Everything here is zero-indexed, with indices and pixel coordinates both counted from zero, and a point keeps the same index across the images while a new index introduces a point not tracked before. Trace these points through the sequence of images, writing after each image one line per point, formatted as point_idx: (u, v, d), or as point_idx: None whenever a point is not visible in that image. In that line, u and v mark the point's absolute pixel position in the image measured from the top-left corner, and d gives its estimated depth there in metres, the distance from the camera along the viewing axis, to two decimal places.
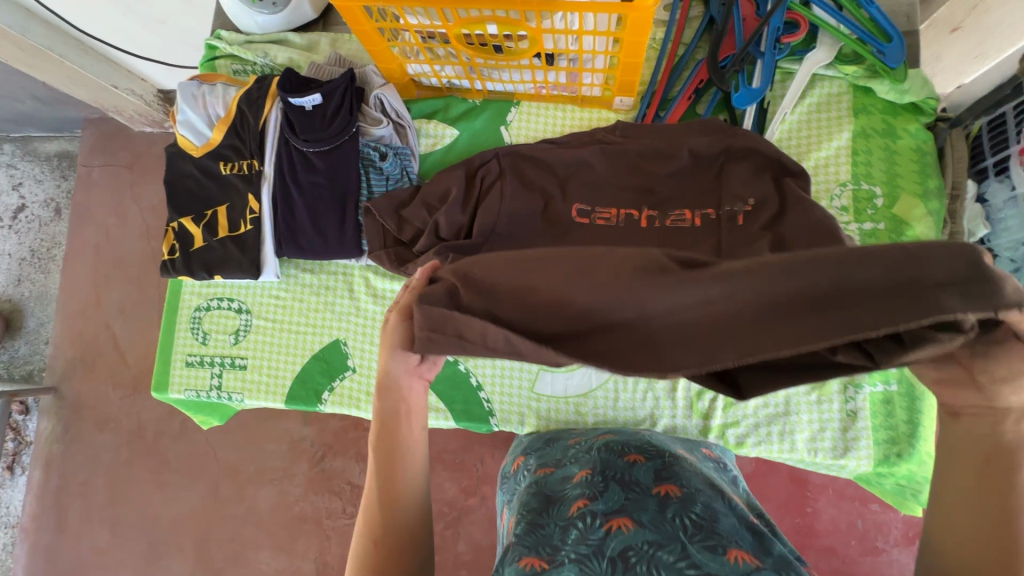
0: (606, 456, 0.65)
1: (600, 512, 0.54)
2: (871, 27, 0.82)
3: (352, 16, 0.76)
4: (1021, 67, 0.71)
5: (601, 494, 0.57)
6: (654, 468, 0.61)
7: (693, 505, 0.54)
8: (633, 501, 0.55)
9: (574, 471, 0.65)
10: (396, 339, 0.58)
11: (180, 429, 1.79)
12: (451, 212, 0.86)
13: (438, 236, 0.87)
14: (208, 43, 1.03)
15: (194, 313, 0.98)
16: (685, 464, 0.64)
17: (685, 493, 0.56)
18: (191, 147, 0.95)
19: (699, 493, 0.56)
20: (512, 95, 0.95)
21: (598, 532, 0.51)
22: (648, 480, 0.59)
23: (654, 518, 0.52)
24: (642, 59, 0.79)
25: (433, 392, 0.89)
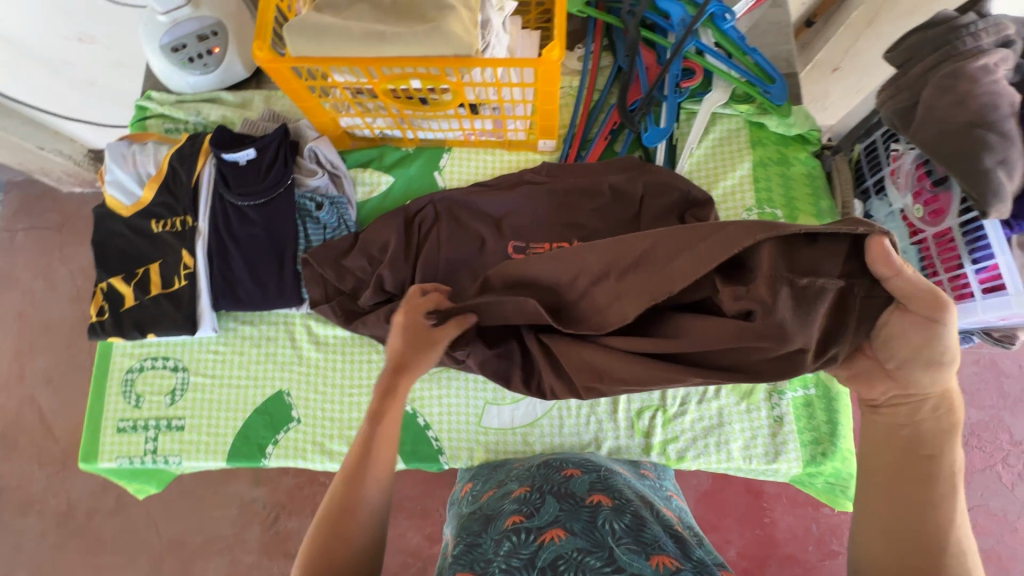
0: (545, 474, 0.69)
1: (534, 526, 0.56)
2: (757, 71, 0.92)
3: (281, 76, 0.80)
4: (880, 106, 0.82)
5: (538, 510, 0.60)
6: (588, 482, 0.65)
7: (623, 515, 0.57)
8: (566, 513, 0.58)
9: (512, 489, 0.68)
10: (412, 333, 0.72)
11: (116, 503, 1.66)
12: (395, 264, 0.89)
13: (383, 289, 0.88)
14: (139, 104, 1.04)
15: (126, 375, 0.94)
16: (618, 477, 0.67)
17: (617, 503, 0.59)
18: (121, 207, 0.95)
19: (629, 504, 0.59)
20: (443, 142, 1.00)
21: (531, 546, 0.53)
22: (582, 492, 0.62)
23: (585, 527, 0.55)
24: (557, 106, 0.86)
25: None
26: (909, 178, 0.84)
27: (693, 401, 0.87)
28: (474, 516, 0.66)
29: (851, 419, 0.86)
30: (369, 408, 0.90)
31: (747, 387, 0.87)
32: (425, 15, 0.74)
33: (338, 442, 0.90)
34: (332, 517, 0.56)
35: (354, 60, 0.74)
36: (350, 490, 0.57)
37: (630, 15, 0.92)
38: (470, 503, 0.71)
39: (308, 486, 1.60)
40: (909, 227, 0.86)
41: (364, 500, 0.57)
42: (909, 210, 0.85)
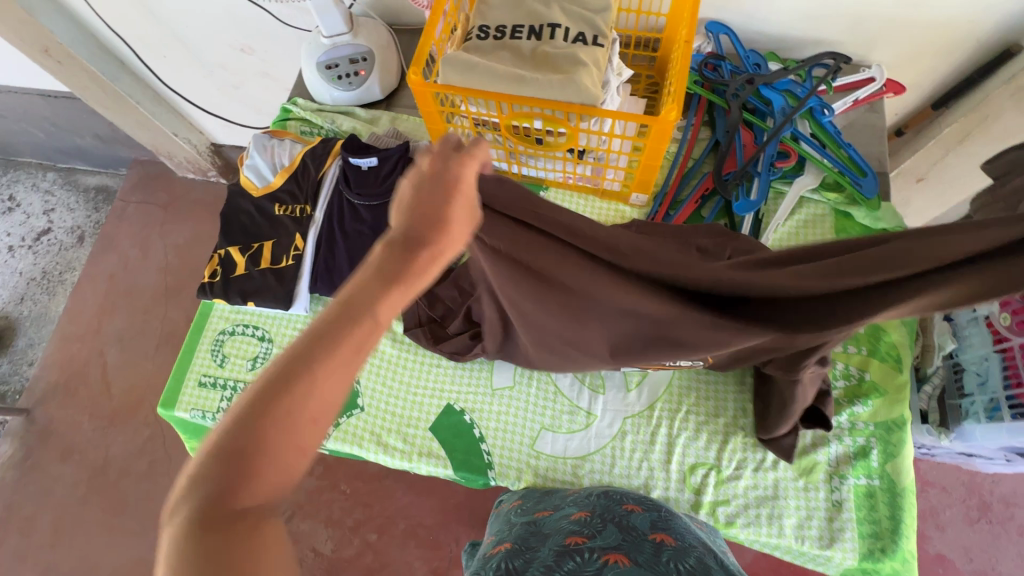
0: (607, 503, 0.70)
1: (598, 547, 0.57)
2: (849, 164, 0.99)
3: (423, 99, 0.91)
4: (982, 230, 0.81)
5: (600, 535, 0.61)
6: (650, 519, 0.66)
7: (688, 556, 0.57)
8: (629, 542, 0.59)
9: (572, 512, 0.70)
10: (462, 184, 0.48)
11: (148, 469, 1.72)
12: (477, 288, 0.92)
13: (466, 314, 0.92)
14: (284, 106, 1.20)
15: (218, 336, 1.03)
16: (680, 522, 0.68)
17: (679, 545, 0.60)
18: (252, 187, 1.07)
19: (693, 549, 0.60)
20: (542, 181, 1.09)
21: (595, 563, 0.54)
22: (645, 528, 0.63)
23: (649, 559, 0.55)
24: (660, 162, 0.92)
25: (437, 438, 0.92)
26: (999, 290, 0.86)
27: (749, 468, 0.86)
28: (532, 528, 0.68)
29: (915, 522, 0.82)
30: (430, 410, 0.94)
31: (808, 464, 0.86)
32: (558, 67, 0.84)
33: (395, 437, 0.93)
34: (249, 416, 0.39)
35: (491, 94, 0.84)
36: (285, 387, 0.40)
37: (735, 97, 1.01)
38: (524, 515, 0.73)
39: (328, 491, 1.60)
40: (995, 333, 0.86)
41: (320, 409, 0.42)
42: (995, 317, 0.86)
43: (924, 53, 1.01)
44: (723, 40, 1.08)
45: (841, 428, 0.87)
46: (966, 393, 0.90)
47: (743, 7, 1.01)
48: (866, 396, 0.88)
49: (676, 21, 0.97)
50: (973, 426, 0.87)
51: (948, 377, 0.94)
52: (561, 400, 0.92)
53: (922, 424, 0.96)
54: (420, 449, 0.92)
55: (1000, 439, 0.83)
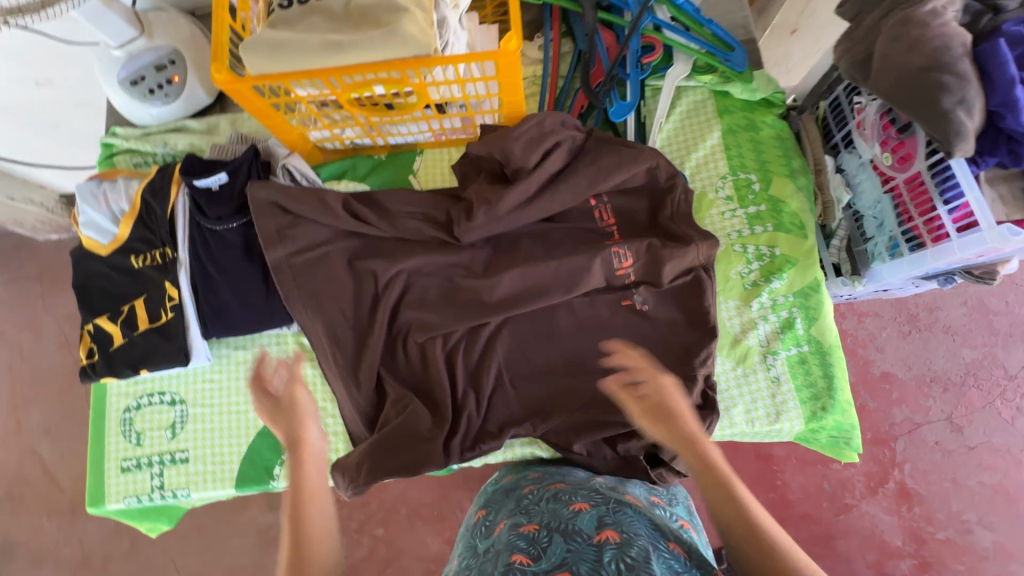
0: (553, 508, 0.68)
1: (543, 572, 0.56)
2: (714, 41, 0.94)
3: (243, 96, 0.79)
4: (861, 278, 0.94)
5: (547, 549, 0.60)
6: (597, 516, 0.65)
7: (630, 548, 0.57)
8: (572, 551, 0.58)
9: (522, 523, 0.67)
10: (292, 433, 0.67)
11: (132, 546, 1.64)
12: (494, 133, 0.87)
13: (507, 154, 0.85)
14: (104, 141, 1.03)
15: (124, 415, 0.93)
16: (626, 510, 0.67)
17: (623, 538, 0.59)
18: (99, 246, 0.94)
19: (635, 537, 0.60)
20: (415, 145, 1.00)
21: None
22: (590, 528, 0.62)
23: (592, 566, 0.55)
24: (522, 96, 0.86)
25: None
26: (875, 129, 0.86)
27: None
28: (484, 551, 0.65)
29: (846, 372, 0.87)
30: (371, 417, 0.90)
31: (742, 351, 0.88)
32: (377, 20, 0.73)
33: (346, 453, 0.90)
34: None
35: (314, 71, 0.74)
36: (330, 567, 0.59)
37: None
38: (484, 536, 0.70)
39: None
40: (880, 176, 0.87)
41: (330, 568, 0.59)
42: (878, 159, 0.86)
43: None
44: None
45: (764, 307, 0.89)
46: (869, 237, 0.93)
47: None
48: (781, 270, 0.89)
49: None
50: (880, 267, 0.90)
51: (851, 227, 0.96)
52: None
53: (837, 277, 0.99)
54: None
55: (903, 272, 0.86)
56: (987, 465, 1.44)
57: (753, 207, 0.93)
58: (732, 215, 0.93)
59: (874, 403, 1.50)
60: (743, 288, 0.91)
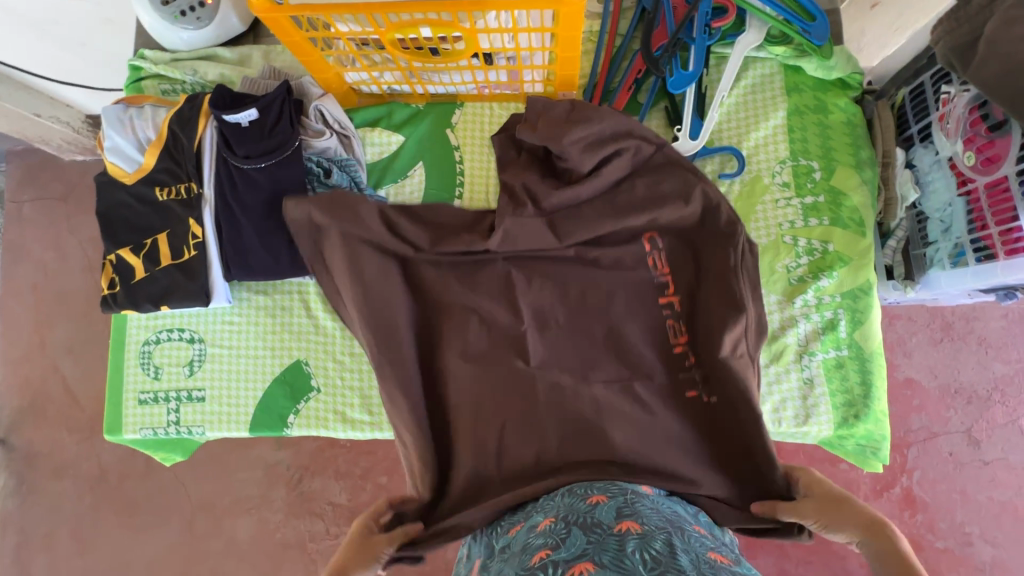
0: (570, 503, 0.68)
1: (562, 560, 0.54)
2: (794, 8, 0.85)
3: (280, 28, 0.74)
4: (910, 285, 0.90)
5: (564, 542, 0.58)
6: (615, 508, 0.63)
7: (654, 540, 0.55)
8: (593, 542, 0.56)
9: (539, 522, 0.66)
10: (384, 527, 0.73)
11: (146, 467, 1.70)
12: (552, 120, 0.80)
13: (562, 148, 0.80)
14: (132, 64, 0.98)
15: (144, 348, 0.93)
16: (645, 502, 0.66)
17: (645, 529, 0.58)
18: (123, 174, 0.91)
19: (658, 529, 0.58)
20: (455, 96, 0.94)
21: None
22: (609, 519, 0.61)
23: (615, 556, 0.53)
24: (578, 53, 0.79)
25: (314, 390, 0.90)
26: (961, 124, 0.78)
27: None
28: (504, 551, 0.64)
29: (885, 380, 0.83)
30: None
31: (778, 349, 0.84)
32: None
33: (359, 409, 0.89)
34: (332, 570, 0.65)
35: (357, 6, 0.68)
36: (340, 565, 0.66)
37: None
38: (501, 537, 0.70)
39: (329, 449, 1.62)
40: (957, 177, 0.80)
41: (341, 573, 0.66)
42: (958, 158, 0.79)
43: None
44: None
45: (807, 305, 0.85)
46: (930, 241, 0.86)
47: None
48: (832, 268, 0.84)
49: None
50: (938, 275, 0.84)
51: (912, 227, 0.90)
52: None
53: (889, 280, 0.93)
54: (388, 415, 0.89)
55: (964, 283, 0.80)
56: (999, 482, 1.41)
57: (810, 197, 0.87)
58: (787, 204, 0.87)
59: (893, 407, 1.46)
60: (787, 283, 0.86)
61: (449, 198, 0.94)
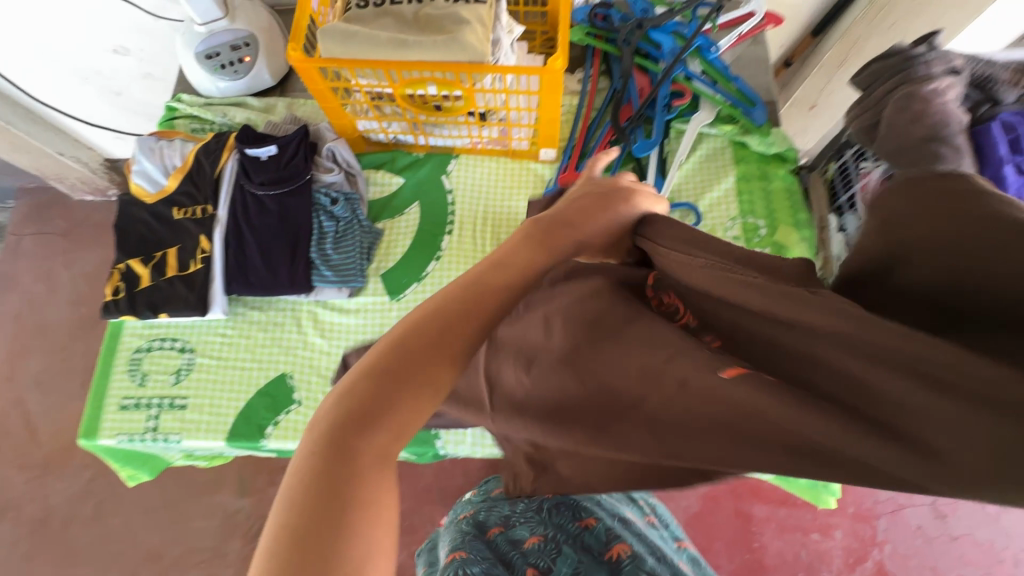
0: (558, 519, 0.66)
1: None
2: (738, 95, 1.03)
3: (308, 76, 0.87)
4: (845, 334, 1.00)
5: (557, 568, 0.59)
6: (603, 536, 0.65)
7: None
8: None
9: (523, 534, 0.64)
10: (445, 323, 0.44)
11: (95, 511, 1.59)
12: None
13: None
14: (168, 105, 1.12)
15: (134, 355, 0.96)
16: (631, 529, 0.68)
17: (633, 564, 0.61)
18: (146, 195, 1.00)
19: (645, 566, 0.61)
20: (451, 149, 1.08)
21: None
22: (598, 550, 0.63)
23: None
24: (558, 115, 0.94)
25: (295, 405, 0.93)
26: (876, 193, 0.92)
27: None
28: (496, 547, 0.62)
29: None
30: None
31: None
32: (443, 28, 0.83)
33: None
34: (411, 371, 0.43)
35: (377, 62, 0.82)
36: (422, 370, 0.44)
37: (626, 44, 1.03)
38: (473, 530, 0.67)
39: None
40: None
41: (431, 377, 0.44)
42: None
43: None
44: None
45: None
46: None
47: None
48: None
49: None
50: None
51: None
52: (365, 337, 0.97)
53: None
54: None
55: None
56: None
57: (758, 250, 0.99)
58: None
59: None
60: None
61: (440, 234, 1.03)
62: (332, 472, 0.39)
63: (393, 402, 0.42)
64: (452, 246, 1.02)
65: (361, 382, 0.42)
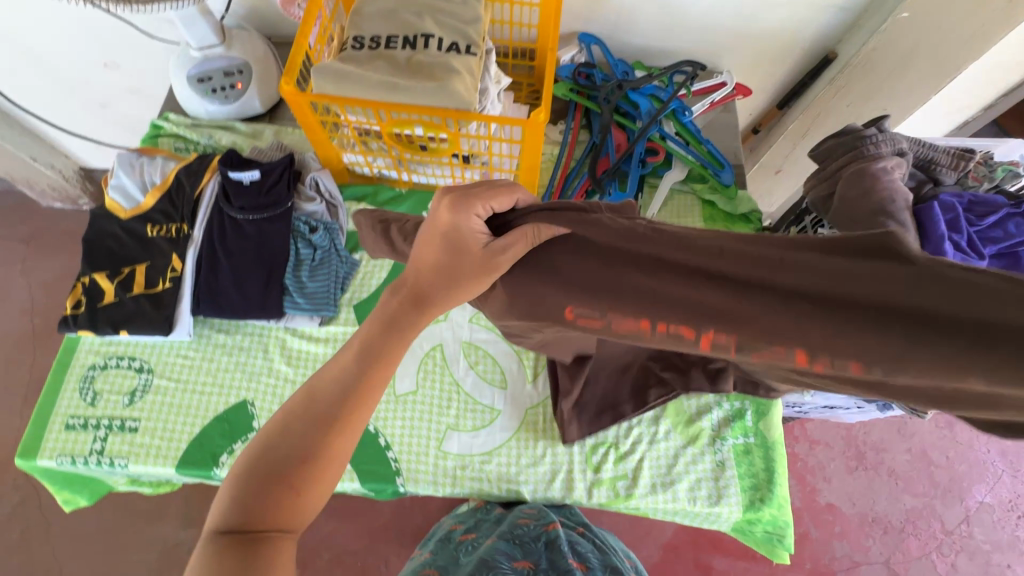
0: (554, 556, 0.74)
1: None
2: (709, 158, 1.09)
3: (298, 109, 0.90)
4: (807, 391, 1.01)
5: None
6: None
7: None
8: None
9: (516, 556, 0.73)
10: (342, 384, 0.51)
11: (21, 537, 1.48)
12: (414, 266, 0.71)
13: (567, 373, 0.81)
14: (154, 122, 1.12)
15: (87, 372, 0.93)
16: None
17: None
18: (119, 209, 0.99)
19: None
20: (434, 187, 1.10)
21: None
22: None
23: None
24: (539, 163, 0.98)
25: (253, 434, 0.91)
26: None
27: (644, 442, 0.92)
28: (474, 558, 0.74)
29: (786, 470, 0.92)
30: None
31: (695, 432, 0.93)
32: (433, 74, 0.87)
33: None
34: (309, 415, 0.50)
35: (366, 101, 0.86)
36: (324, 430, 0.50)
37: (606, 101, 1.09)
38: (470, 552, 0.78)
39: None
40: None
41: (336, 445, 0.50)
42: None
43: (761, 70, 1.24)
44: (595, 50, 1.20)
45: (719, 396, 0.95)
46: None
47: (611, 20, 1.14)
48: None
49: (547, 31, 1.05)
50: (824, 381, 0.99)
51: None
52: None
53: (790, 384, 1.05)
54: None
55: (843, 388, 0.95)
56: None
57: None
58: None
59: None
60: None
61: None
62: (238, 552, 0.44)
63: (303, 450, 0.48)
64: None
65: (243, 480, 0.47)
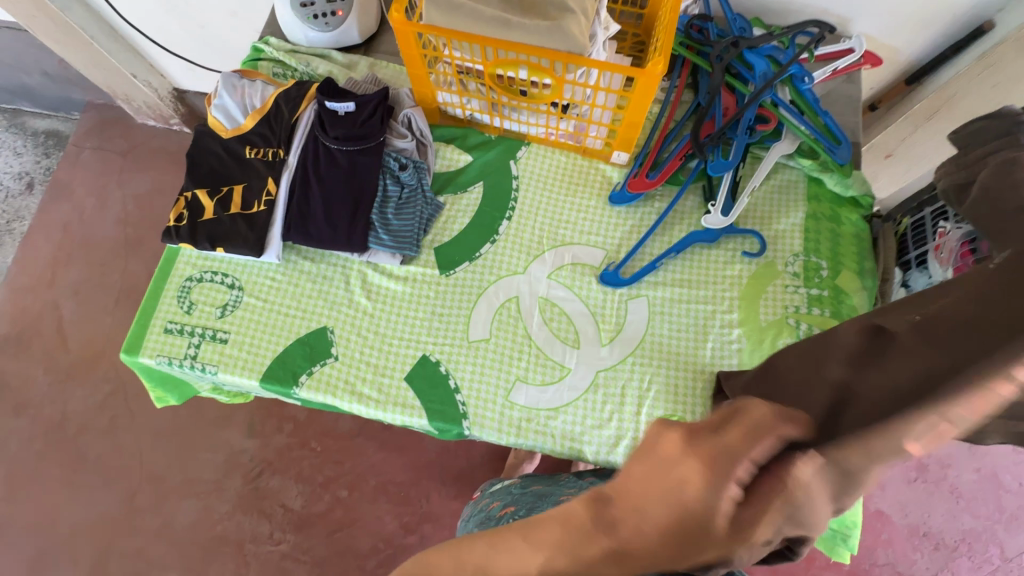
0: None
1: None
2: (825, 131, 1.00)
3: (404, 39, 0.88)
4: None
5: None
6: None
7: None
8: None
9: None
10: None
11: (109, 424, 1.64)
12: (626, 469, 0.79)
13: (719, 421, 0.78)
14: (255, 45, 1.13)
15: (184, 283, 0.98)
16: None
17: None
18: (221, 128, 1.02)
19: None
20: (524, 136, 1.07)
21: None
22: None
23: None
24: (642, 119, 0.92)
25: (331, 359, 0.94)
26: (952, 255, 0.87)
27: None
28: None
29: None
30: (406, 360, 0.94)
31: None
32: (546, 14, 0.82)
33: (369, 386, 0.93)
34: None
35: (475, 37, 0.82)
36: None
37: (718, 60, 1.00)
38: None
39: (299, 448, 1.57)
40: None
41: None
42: None
43: (897, 39, 1.11)
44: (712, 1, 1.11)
45: None
46: None
47: None
48: None
49: None
50: None
51: None
52: (408, 304, 0.98)
53: None
54: (394, 398, 0.92)
55: None
56: None
57: (817, 290, 0.96)
58: (795, 291, 0.96)
59: None
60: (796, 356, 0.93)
61: (498, 218, 1.03)
62: None
63: None
64: (509, 232, 1.02)
65: None
